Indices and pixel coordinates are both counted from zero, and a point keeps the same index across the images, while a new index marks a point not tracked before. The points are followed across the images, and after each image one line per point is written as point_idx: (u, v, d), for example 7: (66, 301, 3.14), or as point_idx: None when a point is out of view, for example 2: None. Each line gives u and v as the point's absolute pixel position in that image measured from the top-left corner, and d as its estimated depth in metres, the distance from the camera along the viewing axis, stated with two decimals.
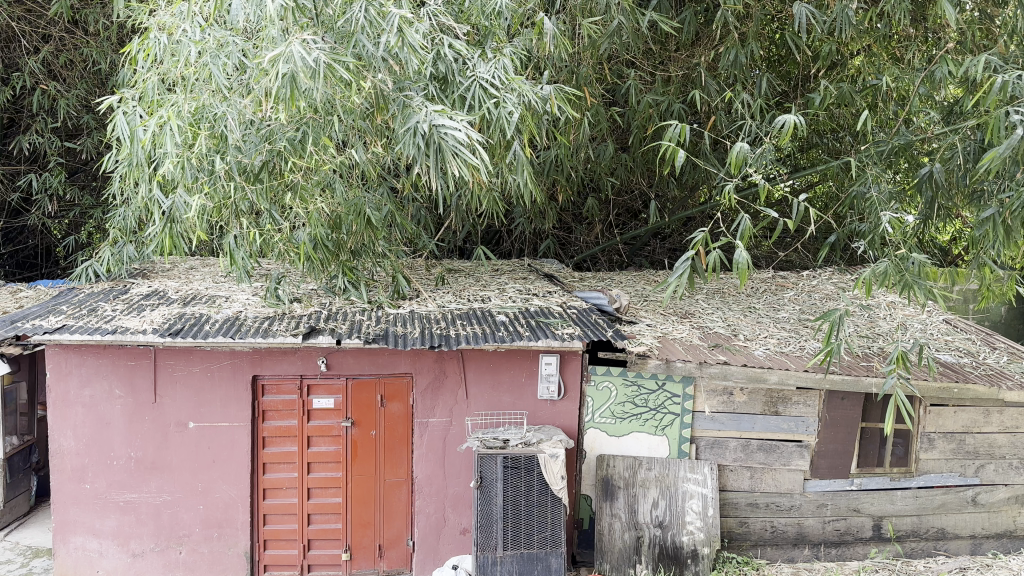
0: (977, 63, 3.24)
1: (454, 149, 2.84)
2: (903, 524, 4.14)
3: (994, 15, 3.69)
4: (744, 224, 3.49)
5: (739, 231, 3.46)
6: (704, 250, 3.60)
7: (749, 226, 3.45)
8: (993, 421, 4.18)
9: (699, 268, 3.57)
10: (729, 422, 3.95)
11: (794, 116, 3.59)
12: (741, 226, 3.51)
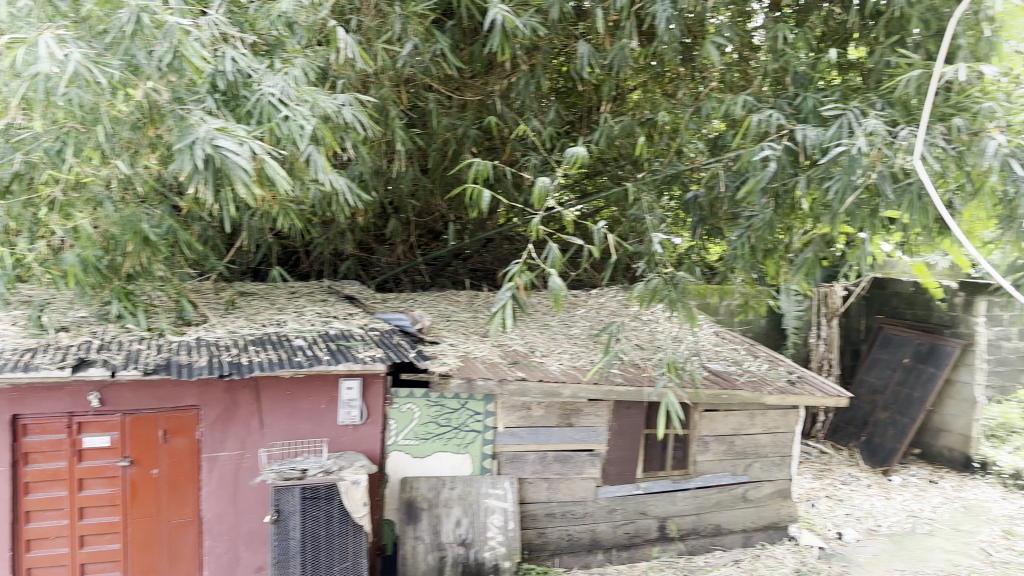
0: (737, 102, 3.68)
1: (235, 171, 2.62)
2: (684, 523, 4.49)
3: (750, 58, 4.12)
4: (553, 252, 3.65)
5: (549, 259, 3.64)
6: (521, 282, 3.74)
7: (558, 254, 3.62)
8: (756, 423, 4.68)
9: (520, 299, 3.70)
10: (527, 436, 4.07)
11: (583, 147, 3.82)
12: (551, 255, 3.68)
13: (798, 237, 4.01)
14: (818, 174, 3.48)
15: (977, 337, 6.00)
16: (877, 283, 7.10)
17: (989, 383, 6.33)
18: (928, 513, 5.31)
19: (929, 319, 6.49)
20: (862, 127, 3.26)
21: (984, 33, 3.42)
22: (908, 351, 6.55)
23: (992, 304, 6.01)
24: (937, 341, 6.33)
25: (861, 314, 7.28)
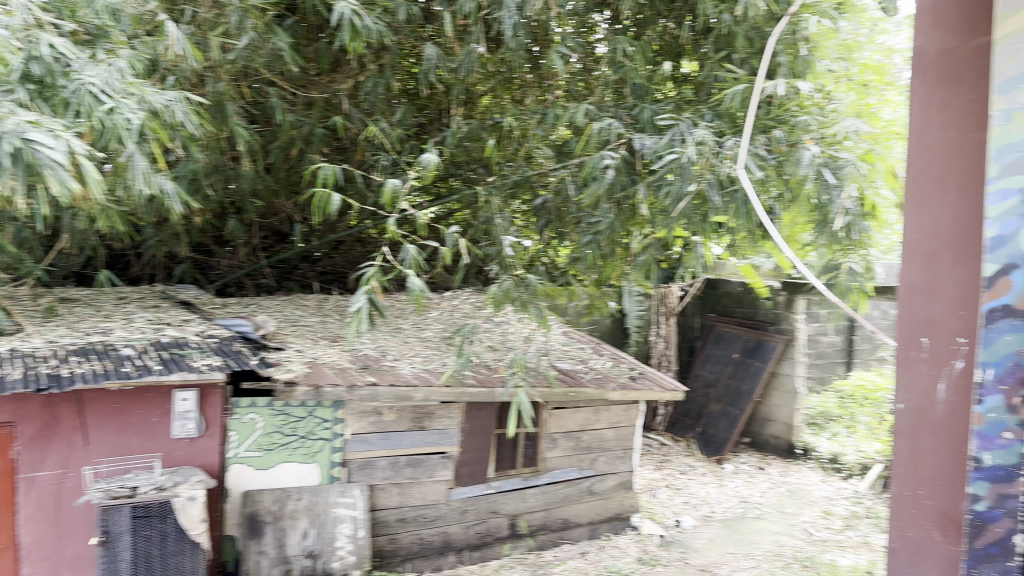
0: (580, 110, 3.83)
1: (50, 168, 2.40)
2: (534, 519, 4.60)
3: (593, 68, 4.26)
4: (410, 253, 3.61)
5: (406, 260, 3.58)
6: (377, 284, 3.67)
7: (415, 256, 3.60)
8: (602, 418, 4.88)
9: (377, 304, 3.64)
10: (378, 442, 4.01)
11: (435, 153, 3.83)
12: (408, 258, 3.65)
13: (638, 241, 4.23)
14: (655, 181, 3.70)
15: (797, 333, 6.55)
16: (710, 283, 7.61)
17: (809, 374, 6.81)
18: (756, 497, 5.73)
19: (756, 317, 7.02)
20: (693, 135, 3.49)
21: (800, 52, 3.76)
22: (738, 346, 7.06)
23: (810, 302, 6.59)
24: (763, 337, 6.85)
25: (697, 313, 7.75)
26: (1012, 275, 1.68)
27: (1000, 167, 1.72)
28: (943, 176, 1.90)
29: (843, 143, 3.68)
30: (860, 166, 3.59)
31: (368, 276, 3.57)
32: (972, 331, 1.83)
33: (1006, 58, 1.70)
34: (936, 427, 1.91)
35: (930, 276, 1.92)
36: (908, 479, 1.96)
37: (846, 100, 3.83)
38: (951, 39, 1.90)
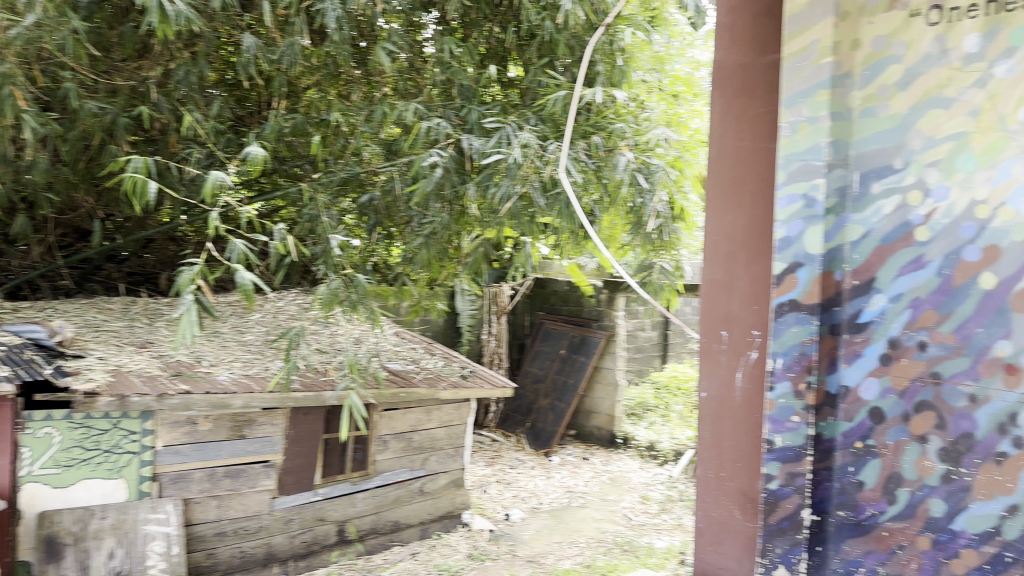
0: (408, 110, 3.80)
1: None
2: (363, 524, 4.51)
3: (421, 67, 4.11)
4: (237, 248, 3.38)
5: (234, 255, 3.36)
6: (201, 283, 3.41)
7: (243, 250, 3.37)
8: (432, 418, 4.89)
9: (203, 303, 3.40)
10: (192, 453, 3.76)
11: (261, 147, 3.65)
12: (236, 252, 3.42)
13: (468, 242, 4.31)
14: (483, 181, 3.79)
15: (617, 328, 6.91)
16: (539, 283, 7.80)
17: (630, 367, 7.20)
18: (581, 487, 5.98)
19: (580, 314, 7.33)
20: (518, 138, 3.57)
21: (616, 62, 3.97)
22: (564, 342, 7.32)
23: (629, 300, 6.97)
24: (587, 334, 7.16)
25: (526, 312, 7.93)
26: (797, 273, 1.94)
27: (785, 175, 1.95)
28: (740, 183, 2.09)
29: (655, 150, 3.90)
30: (669, 172, 3.88)
31: (190, 275, 3.32)
32: (764, 324, 2.04)
33: (792, 75, 1.94)
34: (734, 414, 2.11)
35: (728, 275, 2.11)
36: (712, 461, 2.16)
37: (658, 109, 4.02)
38: (744, 54, 2.09)
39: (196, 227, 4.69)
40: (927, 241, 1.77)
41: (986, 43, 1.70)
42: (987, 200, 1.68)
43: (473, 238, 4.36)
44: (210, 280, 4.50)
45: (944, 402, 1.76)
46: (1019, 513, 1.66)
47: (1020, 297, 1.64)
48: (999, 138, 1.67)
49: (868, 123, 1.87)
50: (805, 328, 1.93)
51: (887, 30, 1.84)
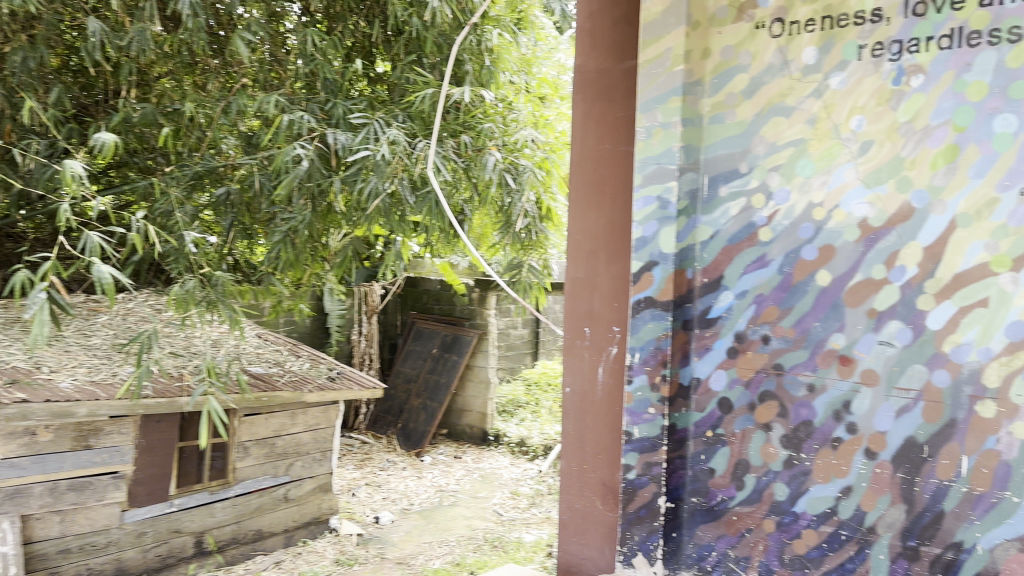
0: (270, 101, 3.65)
1: None
2: (223, 534, 4.31)
3: (283, 59, 3.98)
4: (91, 239, 3.06)
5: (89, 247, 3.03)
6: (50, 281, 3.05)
7: (99, 244, 3.06)
8: (297, 422, 4.73)
9: (58, 303, 3.05)
10: (32, 466, 3.46)
11: (112, 135, 3.36)
12: (89, 246, 3.09)
13: (336, 239, 4.21)
14: (351, 175, 3.69)
15: (489, 327, 6.91)
16: (411, 283, 7.70)
17: (500, 365, 7.33)
18: (452, 485, 5.99)
19: (453, 314, 7.29)
20: (385, 134, 3.56)
21: (484, 62, 3.99)
22: (436, 341, 7.27)
23: (501, 299, 7.00)
24: (459, 332, 7.13)
25: (399, 311, 7.82)
26: (654, 272, 2.03)
27: (642, 177, 2.05)
28: (601, 185, 2.16)
29: (523, 150, 3.95)
30: (536, 173, 3.95)
31: (36, 274, 2.96)
32: (623, 321, 2.11)
33: (648, 81, 2.03)
34: (596, 408, 2.17)
35: (591, 273, 2.18)
36: (575, 455, 2.21)
37: (525, 111, 4.06)
38: (604, 59, 2.16)
39: (35, 220, 4.28)
40: (770, 241, 1.90)
41: (821, 56, 1.82)
42: (822, 203, 1.81)
43: (341, 235, 4.23)
44: (60, 278, 4.05)
45: (785, 392, 1.88)
46: (851, 494, 1.79)
47: (851, 293, 1.78)
48: (832, 145, 1.80)
49: (717, 129, 1.98)
50: (661, 323, 2.02)
51: (734, 41, 1.96)
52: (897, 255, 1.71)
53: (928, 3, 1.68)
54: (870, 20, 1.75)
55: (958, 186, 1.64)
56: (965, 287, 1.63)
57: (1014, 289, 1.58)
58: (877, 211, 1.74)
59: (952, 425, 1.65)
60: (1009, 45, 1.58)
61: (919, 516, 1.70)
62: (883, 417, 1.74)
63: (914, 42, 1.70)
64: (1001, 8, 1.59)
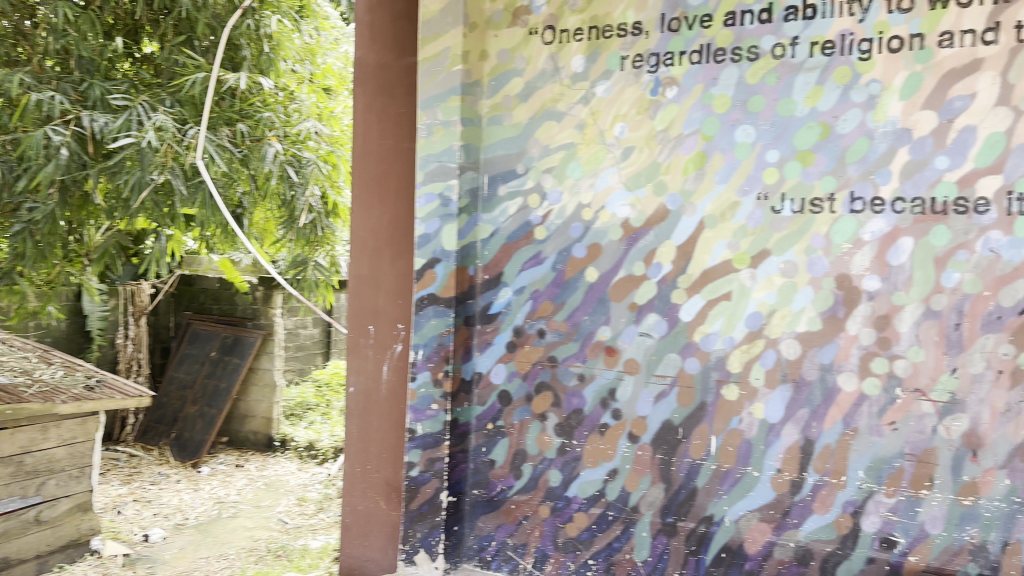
0: (9, 78, 3.15)
1: None
2: None
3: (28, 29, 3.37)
4: None
5: None
6: None
7: None
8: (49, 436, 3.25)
9: None
10: None
11: None
12: None
13: (95, 229, 3.75)
14: (111, 166, 3.30)
15: (276, 327, 5.04)
16: (186, 279, 5.55)
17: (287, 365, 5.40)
18: (231, 494, 4.29)
19: (234, 313, 5.27)
20: (151, 120, 3.31)
21: (263, 48, 3.73)
22: (215, 343, 5.18)
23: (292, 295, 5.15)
24: (241, 335, 5.16)
25: (172, 312, 5.60)
26: (436, 268, 2.03)
27: (424, 174, 2.05)
28: (385, 180, 2.13)
29: (306, 143, 3.77)
30: (321, 167, 3.80)
31: None
32: (408, 317, 2.11)
33: (427, 79, 2.03)
34: (380, 407, 2.14)
35: (374, 271, 2.15)
36: (358, 456, 2.17)
37: (308, 102, 3.86)
38: (385, 54, 2.13)
39: None
40: (544, 239, 1.98)
41: (589, 64, 1.93)
42: (591, 204, 1.92)
43: (100, 230, 3.84)
44: None
45: (559, 382, 1.97)
46: (618, 476, 1.91)
47: (616, 288, 1.90)
48: (599, 150, 1.91)
49: (495, 130, 2.03)
50: (444, 320, 2.03)
51: (510, 45, 2.02)
52: (655, 253, 1.85)
53: (681, 20, 1.82)
54: (631, 33, 1.88)
55: (706, 190, 1.80)
56: (711, 283, 1.80)
57: (752, 283, 1.75)
58: (637, 212, 1.87)
59: (702, 408, 1.81)
60: (748, 63, 1.75)
61: (676, 493, 1.85)
62: (644, 403, 1.88)
63: (669, 56, 1.83)
64: (742, 28, 1.76)
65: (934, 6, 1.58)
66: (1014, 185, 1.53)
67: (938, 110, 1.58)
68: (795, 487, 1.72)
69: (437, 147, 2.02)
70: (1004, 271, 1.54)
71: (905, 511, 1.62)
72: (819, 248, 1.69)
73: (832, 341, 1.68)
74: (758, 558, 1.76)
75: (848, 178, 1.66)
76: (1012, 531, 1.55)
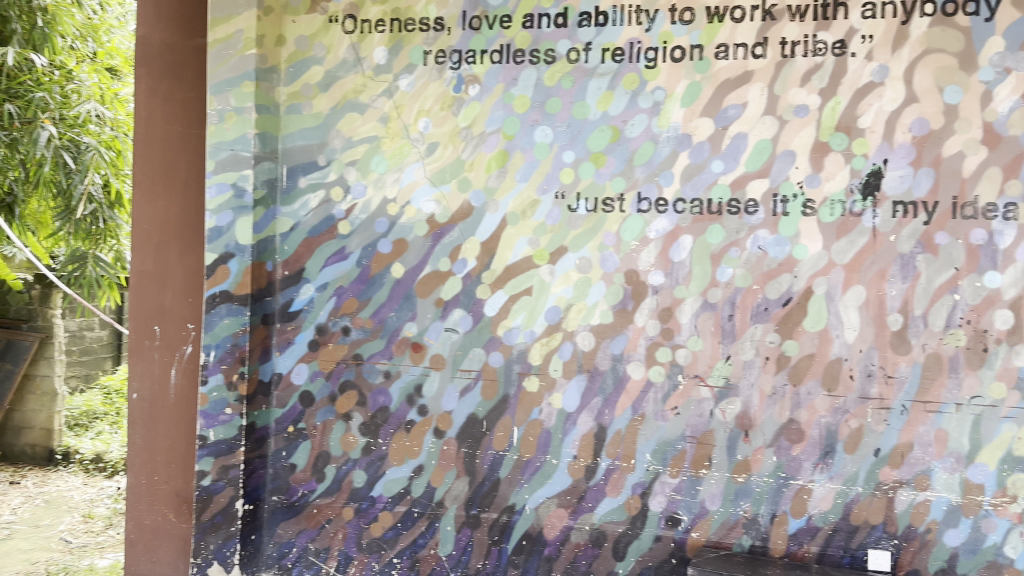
0: None
1: None
2: None
3: None
4: None
5: None
6: None
7: None
8: None
9: None
10: None
11: None
12: None
13: None
14: None
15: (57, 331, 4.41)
16: None
17: (69, 371, 4.89)
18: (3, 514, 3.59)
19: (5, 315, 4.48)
20: None
21: (36, 22, 3.29)
22: None
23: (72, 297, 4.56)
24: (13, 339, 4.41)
25: None
26: (229, 264, 1.90)
27: (215, 164, 1.91)
28: (171, 169, 1.97)
29: (86, 126, 3.32)
30: (103, 153, 3.32)
31: None
32: (199, 316, 1.97)
33: (217, 62, 1.89)
34: (168, 412, 1.99)
35: (161, 266, 1.99)
36: (143, 467, 2.00)
37: (88, 82, 3.42)
38: (172, 34, 1.98)
39: None
40: (348, 234, 1.92)
41: (391, 56, 1.90)
42: (396, 198, 1.89)
43: None
44: None
45: (363, 381, 1.93)
46: (423, 472, 1.90)
47: (422, 284, 1.89)
48: (403, 145, 1.89)
49: (294, 119, 1.95)
50: (238, 318, 1.91)
51: (309, 32, 1.94)
52: (460, 249, 1.86)
53: (482, 19, 1.84)
54: (434, 28, 1.87)
55: (508, 187, 1.83)
56: (513, 278, 1.83)
57: (551, 279, 1.81)
58: (442, 208, 1.87)
59: (504, 400, 1.85)
60: (545, 65, 1.81)
61: (479, 486, 1.87)
62: (449, 397, 1.88)
63: (470, 53, 1.85)
64: (539, 31, 1.81)
65: (711, 20, 1.71)
66: (778, 189, 1.68)
67: (714, 117, 1.71)
68: (590, 472, 1.80)
69: (231, 135, 1.89)
70: (770, 267, 1.69)
71: (687, 490, 1.75)
72: (611, 245, 1.77)
73: (622, 333, 1.78)
74: (556, 543, 1.83)
75: (636, 179, 1.76)
76: (778, 503, 1.70)
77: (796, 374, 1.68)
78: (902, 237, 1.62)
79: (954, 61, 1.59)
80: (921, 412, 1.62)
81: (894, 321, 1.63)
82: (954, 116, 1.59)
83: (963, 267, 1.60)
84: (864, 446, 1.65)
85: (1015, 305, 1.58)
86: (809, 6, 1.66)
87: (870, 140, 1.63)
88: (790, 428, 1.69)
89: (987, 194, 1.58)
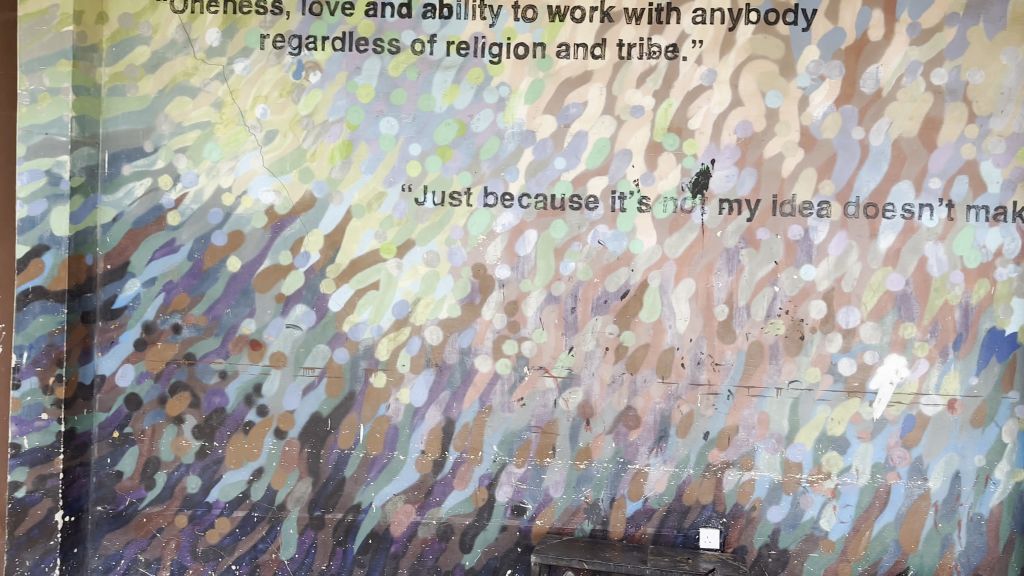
0: None
1: None
2: None
3: None
4: None
5: None
6: None
7: None
8: None
9: None
10: None
11: None
12: None
13: None
14: None
15: None
16: None
17: None
18: None
19: None
20: None
21: None
22: None
23: None
24: None
25: None
26: (43, 258, 1.72)
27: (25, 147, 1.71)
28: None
29: None
30: None
31: None
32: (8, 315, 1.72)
33: (29, 38, 1.71)
34: None
35: None
36: None
37: None
38: None
39: None
40: (178, 226, 1.81)
41: (225, 39, 1.80)
42: (231, 188, 1.80)
43: None
44: None
45: (197, 381, 1.83)
46: (263, 475, 1.83)
47: (260, 279, 1.81)
48: (239, 132, 1.80)
49: (116, 102, 1.81)
50: (54, 317, 1.73)
51: (134, 9, 1.81)
52: (302, 242, 1.80)
53: (323, 4, 1.79)
54: (271, 12, 1.80)
55: (352, 179, 1.78)
56: (358, 273, 1.79)
57: (398, 272, 1.79)
58: (282, 199, 1.79)
59: (350, 397, 1.81)
60: (390, 55, 1.78)
61: (323, 486, 1.82)
62: (290, 396, 1.82)
63: (311, 39, 1.79)
64: (383, 20, 1.78)
65: (553, 18, 1.76)
66: (616, 186, 1.75)
67: (556, 115, 1.75)
68: (437, 466, 1.80)
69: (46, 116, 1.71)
70: (610, 260, 1.75)
71: (532, 479, 1.79)
72: (458, 239, 1.78)
73: (469, 326, 1.79)
74: (403, 540, 1.81)
75: (482, 174, 1.77)
76: (617, 487, 1.78)
77: (633, 362, 1.76)
78: (727, 233, 1.73)
79: (775, 68, 1.71)
80: (745, 396, 1.74)
81: (720, 312, 1.74)
82: (775, 120, 1.71)
83: (781, 261, 1.73)
84: (695, 429, 1.76)
85: (827, 296, 1.72)
86: (644, 10, 1.74)
87: (699, 141, 1.73)
88: (628, 416, 1.77)
89: (803, 194, 1.72)
